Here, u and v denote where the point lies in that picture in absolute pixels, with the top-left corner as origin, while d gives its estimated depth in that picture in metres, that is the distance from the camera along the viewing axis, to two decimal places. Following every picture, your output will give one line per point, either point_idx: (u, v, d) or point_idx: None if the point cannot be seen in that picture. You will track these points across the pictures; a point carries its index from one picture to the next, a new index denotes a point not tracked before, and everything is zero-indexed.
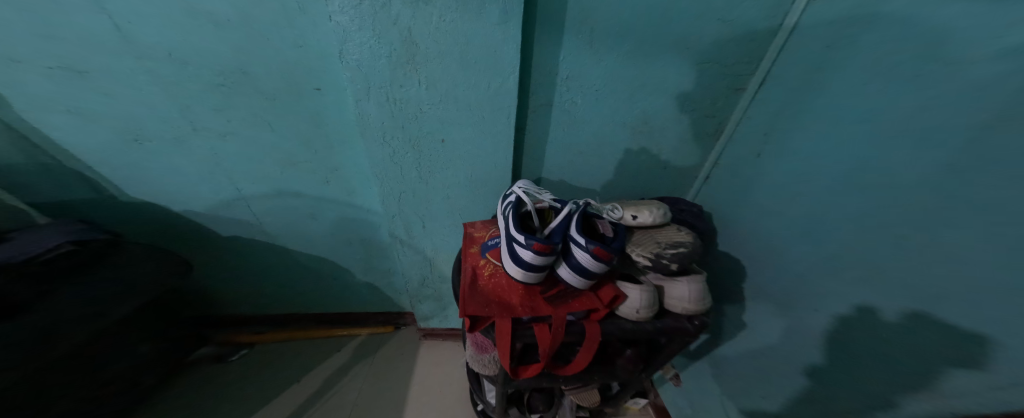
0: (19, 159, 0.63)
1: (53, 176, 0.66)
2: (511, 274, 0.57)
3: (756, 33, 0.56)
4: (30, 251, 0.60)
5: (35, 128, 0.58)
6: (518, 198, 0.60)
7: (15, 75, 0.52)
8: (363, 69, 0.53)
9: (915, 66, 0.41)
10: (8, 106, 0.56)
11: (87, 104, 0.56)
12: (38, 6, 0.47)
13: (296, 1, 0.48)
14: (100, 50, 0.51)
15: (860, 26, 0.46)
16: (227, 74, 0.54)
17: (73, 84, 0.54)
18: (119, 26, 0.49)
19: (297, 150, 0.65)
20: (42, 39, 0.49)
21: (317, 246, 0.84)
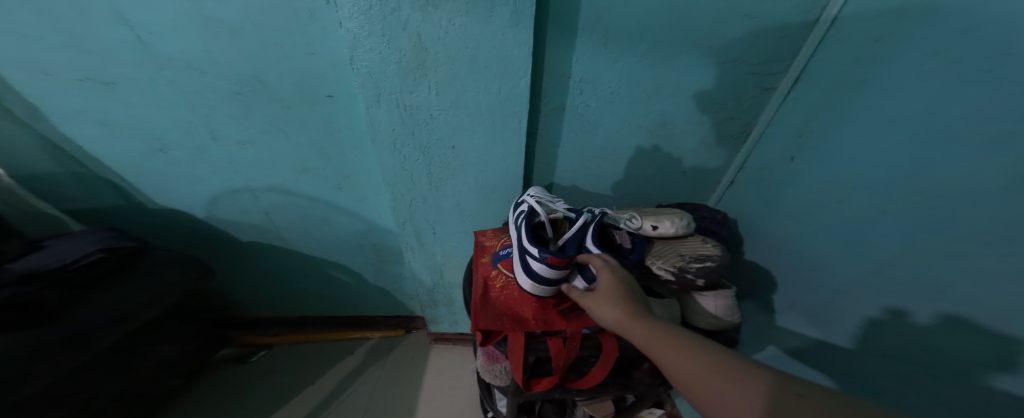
0: (51, 167, 0.64)
1: (83, 183, 0.67)
2: (523, 286, 0.56)
3: (787, 30, 0.52)
4: (63, 258, 0.62)
5: (66, 137, 0.60)
6: (531, 208, 0.58)
7: (44, 87, 0.54)
8: (374, 76, 0.52)
9: (977, 63, 0.36)
10: (38, 118, 0.57)
11: (112, 114, 0.57)
12: (63, 20, 0.48)
13: (307, 8, 0.48)
14: (122, 62, 0.52)
15: (910, 19, 0.42)
16: (242, 83, 0.55)
17: (98, 96, 0.55)
18: (140, 38, 0.50)
19: (311, 157, 0.65)
20: (68, 53, 0.50)
21: (329, 250, 0.84)
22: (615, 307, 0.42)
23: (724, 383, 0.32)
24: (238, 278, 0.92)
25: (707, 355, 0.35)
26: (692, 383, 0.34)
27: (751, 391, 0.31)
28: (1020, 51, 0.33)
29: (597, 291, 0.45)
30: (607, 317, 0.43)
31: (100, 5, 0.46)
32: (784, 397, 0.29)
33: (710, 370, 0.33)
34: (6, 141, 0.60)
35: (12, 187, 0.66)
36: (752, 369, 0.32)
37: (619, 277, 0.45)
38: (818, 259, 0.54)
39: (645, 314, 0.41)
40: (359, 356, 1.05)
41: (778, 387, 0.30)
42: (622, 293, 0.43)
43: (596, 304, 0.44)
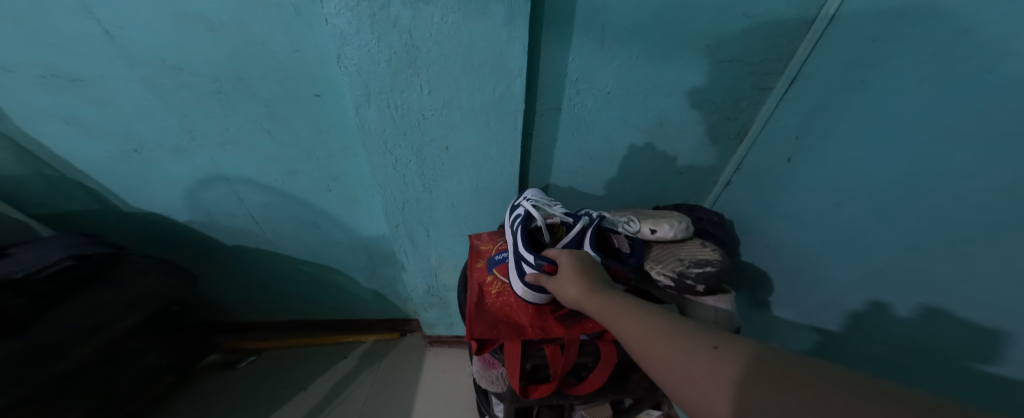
0: (18, 169, 0.61)
1: (55, 186, 0.64)
2: (520, 293, 0.55)
3: (785, 28, 0.51)
4: (30, 265, 0.56)
5: (31, 138, 0.56)
6: (528, 212, 0.56)
7: (8, 85, 0.51)
8: (363, 74, 0.50)
9: (978, 65, 0.36)
10: (4, 118, 0.54)
11: (82, 114, 0.54)
12: (25, 14, 0.45)
13: (291, 3, 0.46)
14: (93, 59, 0.49)
15: (909, 20, 0.41)
16: (223, 80, 0.52)
17: (66, 94, 0.52)
18: (109, 32, 0.47)
19: (298, 158, 0.63)
20: (33, 48, 0.47)
21: (320, 254, 0.82)
22: (572, 284, 0.43)
23: (662, 343, 0.32)
24: (224, 283, 0.88)
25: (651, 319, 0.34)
26: (635, 347, 0.34)
27: (686, 349, 0.30)
28: (1021, 52, 0.33)
29: (558, 275, 0.46)
30: (566, 296, 0.44)
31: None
32: (716, 353, 0.28)
33: (650, 332, 0.33)
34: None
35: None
36: (693, 332, 0.31)
37: (577, 257, 0.46)
38: (817, 262, 0.54)
39: (600, 287, 0.41)
40: (352, 360, 1.02)
41: (711, 343, 0.29)
42: (580, 271, 0.44)
43: (558, 286, 0.45)
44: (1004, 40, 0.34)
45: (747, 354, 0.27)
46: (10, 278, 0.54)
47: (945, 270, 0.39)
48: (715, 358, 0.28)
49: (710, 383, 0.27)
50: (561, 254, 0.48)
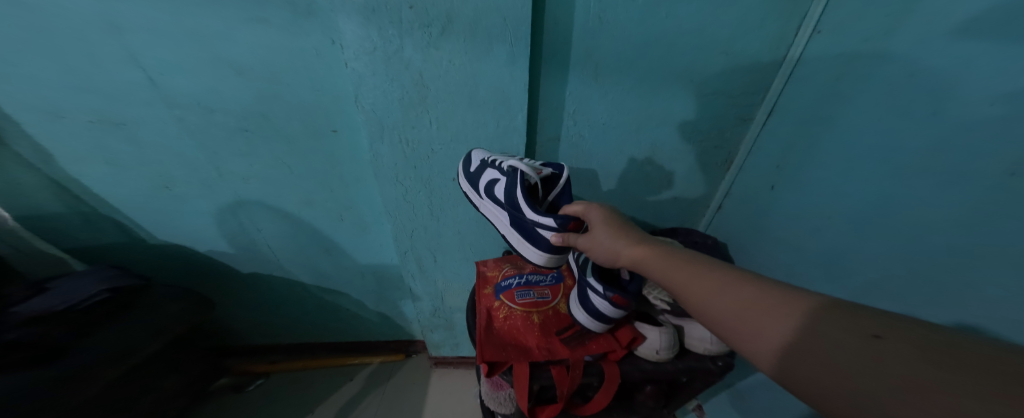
0: (56, 206, 0.64)
1: (88, 222, 0.68)
2: (537, 260, 0.57)
3: (760, 65, 0.58)
4: (70, 299, 0.59)
5: (71, 176, 0.60)
6: (513, 171, 0.54)
7: (56, 129, 0.55)
8: (377, 112, 0.54)
9: (928, 105, 0.40)
10: (50, 160, 0.58)
11: (121, 154, 0.58)
12: (79, 67, 0.50)
13: (314, 47, 0.51)
14: (135, 103, 0.53)
15: (868, 62, 0.47)
16: (250, 119, 0.57)
17: (109, 136, 0.56)
18: (152, 78, 0.51)
19: (314, 190, 0.66)
20: (82, 95, 0.52)
21: (330, 279, 0.85)
22: (619, 241, 0.44)
23: (762, 315, 0.29)
24: (239, 310, 0.91)
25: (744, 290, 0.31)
26: (717, 313, 0.32)
27: (798, 325, 0.27)
28: (959, 95, 0.37)
29: (593, 231, 0.47)
30: (608, 252, 0.45)
31: (117, 50, 0.49)
32: (857, 337, 0.24)
33: (746, 302, 0.30)
34: (12, 182, 0.60)
35: (15, 227, 0.65)
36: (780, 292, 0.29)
37: (614, 214, 0.47)
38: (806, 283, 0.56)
39: (655, 247, 0.41)
40: (358, 383, 1.02)
41: (850, 326, 0.25)
42: (624, 229, 0.45)
43: (592, 241, 0.46)
44: (947, 82, 0.38)
45: (911, 341, 0.22)
46: (52, 312, 0.56)
47: (921, 295, 0.41)
48: (857, 344, 0.23)
49: (837, 359, 0.24)
50: (587, 209, 0.49)
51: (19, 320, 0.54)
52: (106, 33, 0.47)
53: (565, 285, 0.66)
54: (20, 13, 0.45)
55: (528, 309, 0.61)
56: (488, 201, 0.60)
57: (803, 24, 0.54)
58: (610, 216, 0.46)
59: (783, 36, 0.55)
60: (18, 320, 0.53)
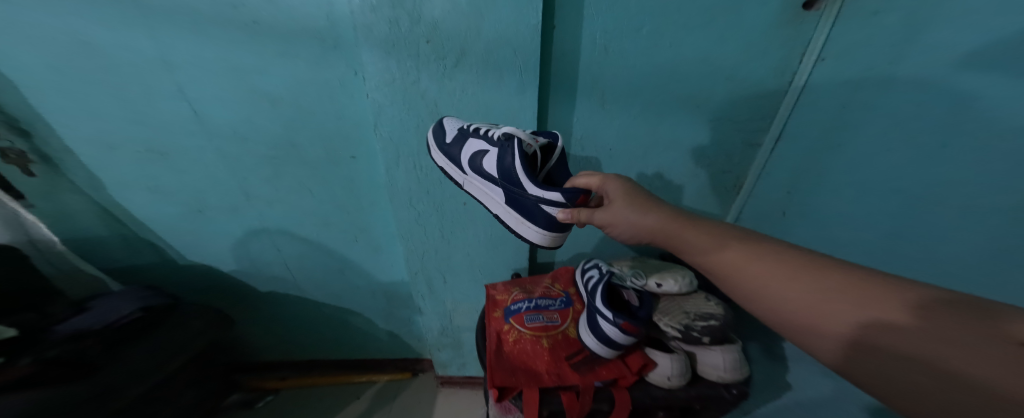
0: (100, 229, 0.68)
1: (129, 244, 0.71)
2: (538, 239, 0.55)
3: (765, 89, 0.60)
4: (106, 318, 0.61)
5: (118, 203, 0.65)
6: (510, 141, 0.51)
7: (108, 159, 0.60)
8: (394, 140, 0.58)
9: (942, 135, 0.42)
10: (102, 188, 0.63)
11: (162, 181, 0.63)
12: (133, 102, 0.54)
13: (338, 78, 0.54)
14: (179, 134, 0.58)
15: (877, 89, 0.49)
16: (278, 148, 0.61)
17: (154, 165, 0.61)
18: (197, 111, 0.56)
19: (332, 213, 0.69)
20: (134, 128, 0.57)
21: (342, 297, 0.86)
22: (651, 214, 0.43)
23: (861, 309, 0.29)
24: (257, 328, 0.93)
25: (816, 275, 0.32)
26: (800, 308, 0.32)
27: (887, 317, 0.28)
28: (973, 125, 0.39)
29: (612, 202, 0.46)
30: (640, 228, 0.44)
31: (168, 86, 0.54)
32: (993, 347, 0.23)
33: (822, 289, 0.31)
34: (62, 208, 0.64)
35: (62, 249, 0.67)
36: (873, 285, 0.29)
37: (630, 184, 0.47)
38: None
39: (696, 223, 0.41)
40: (364, 401, 1.02)
41: (983, 337, 0.24)
42: (659, 203, 0.44)
43: (618, 216, 0.45)
44: (956, 111, 0.40)
45: None
46: (90, 329, 0.59)
47: None
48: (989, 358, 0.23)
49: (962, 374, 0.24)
50: (605, 182, 0.49)
51: (61, 337, 0.56)
52: (160, 71, 0.52)
53: (574, 309, 0.66)
54: (90, 57, 0.50)
55: (537, 333, 0.62)
56: (482, 178, 0.57)
57: (806, 52, 0.56)
58: (627, 187, 0.47)
59: (788, 63, 0.57)
60: (60, 339, 0.56)
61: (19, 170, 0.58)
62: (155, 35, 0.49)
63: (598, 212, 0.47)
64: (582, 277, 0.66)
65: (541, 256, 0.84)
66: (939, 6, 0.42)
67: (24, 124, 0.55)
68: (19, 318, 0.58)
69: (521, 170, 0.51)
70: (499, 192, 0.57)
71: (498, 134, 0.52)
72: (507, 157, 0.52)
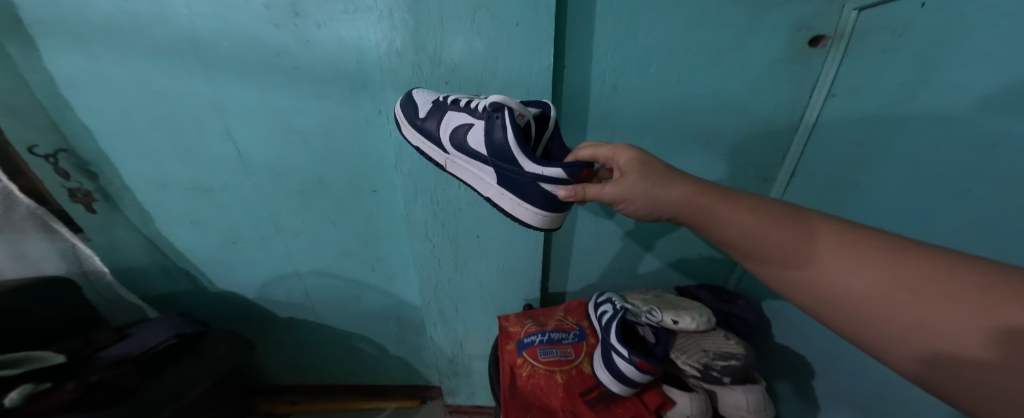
0: (144, 260, 0.72)
1: (167, 272, 0.75)
2: (533, 220, 0.54)
3: (777, 125, 0.66)
4: (145, 344, 0.62)
5: (164, 236, 0.70)
6: (499, 112, 0.50)
7: (158, 195, 0.65)
8: (413, 176, 0.61)
9: (966, 171, 0.44)
10: (151, 222, 0.68)
11: (203, 214, 0.67)
12: (186, 143, 0.60)
13: (364, 117, 0.59)
14: (223, 171, 0.63)
15: (889, 127, 0.53)
16: (307, 183, 0.65)
17: (197, 201, 0.66)
18: (240, 151, 0.61)
19: (351, 243, 0.72)
20: (184, 167, 0.62)
21: (355, 323, 0.87)
22: (678, 189, 0.43)
23: (922, 292, 0.29)
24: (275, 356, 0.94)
25: (869, 251, 0.32)
26: (849, 281, 0.32)
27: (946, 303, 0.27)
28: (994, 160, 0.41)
29: (628, 174, 0.45)
30: (660, 203, 0.44)
31: (218, 129, 0.59)
32: None
33: (873, 266, 0.31)
34: (113, 241, 0.69)
35: (110, 279, 0.70)
36: (937, 268, 0.29)
37: (647, 156, 0.46)
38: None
39: (727, 197, 0.41)
40: None
41: None
42: (679, 174, 0.44)
43: (636, 189, 0.44)
44: (979, 146, 0.43)
45: None
46: (129, 355, 0.60)
47: None
48: None
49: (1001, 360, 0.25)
50: (621, 154, 0.48)
51: (105, 363, 0.58)
52: (213, 115, 0.58)
53: (588, 343, 0.66)
54: (157, 103, 0.57)
55: (552, 367, 0.62)
56: (469, 156, 0.55)
57: (817, 87, 0.62)
58: (647, 160, 0.46)
59: (799, 99, 0.63)
60: (103, 365, 0.58)
61: (83, 207, 0.64)
62: (211, 81, 0.55)
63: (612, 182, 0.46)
64: (596, 312, 0.68)
65: (551, 285, 0.85)
66: (945, 50, 0.46)
67: (92, 167, 0.61)
68: (65, 345, 0.61)
69: (514, 144, 0.50)
70: (489, 172, 0.55)
71: (485, 105, 0.51)
72: (499, 128, 0.51)
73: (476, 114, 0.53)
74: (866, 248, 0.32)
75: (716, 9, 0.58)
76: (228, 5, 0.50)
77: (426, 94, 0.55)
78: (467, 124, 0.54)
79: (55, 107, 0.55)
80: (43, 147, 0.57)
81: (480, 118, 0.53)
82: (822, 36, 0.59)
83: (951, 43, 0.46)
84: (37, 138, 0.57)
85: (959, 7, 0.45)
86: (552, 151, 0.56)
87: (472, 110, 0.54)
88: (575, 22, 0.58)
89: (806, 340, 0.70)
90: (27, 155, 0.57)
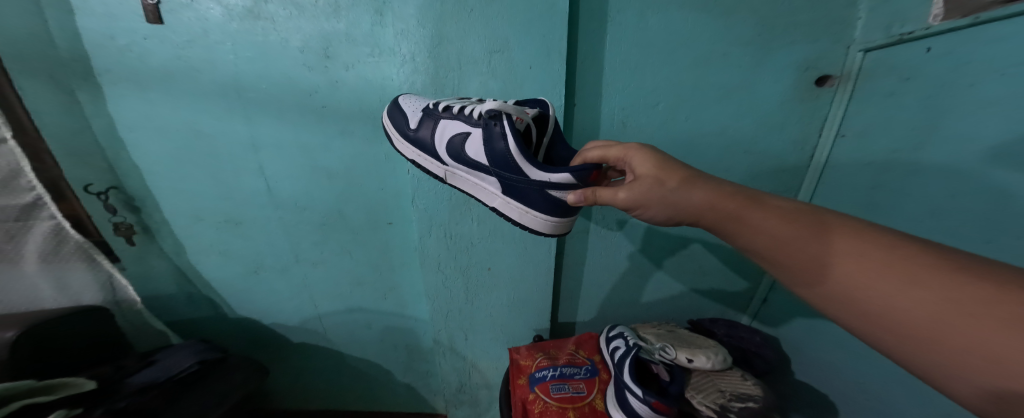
0: (172, 289, 0.74)
1: (191, 300, 0.76)
2: (541, 227, 0.53)
3: (788, 163, 0.69)
4: (170, 371, 0.63)
5: (194, 267, 0.72)
6: (496, 119, 0.49)
7: (191, 228, 0.69)
8: (428, 211, 0.64)
9: (988, 220, 0.45)
10: (184, 254, 0.71)
11: (230, 245, 0.71)
12: (223, 179, 0.64)
13: (385, 154, 0.63)
14: (253, 206, 0.67)
15: (901, 174, 0.55)
16: (328, 215, 0.68)
17: (226, 232, 0.69)
18: (270, 186, 0.65)
19: (366, 272, 0.74)
20: (217, 202, 0.66)
21: (365, 349, 0.87)
22: (694, 193, 0.41)
23: (981, 315, 0.24)
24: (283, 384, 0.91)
25: (916, 265, 0.28)
26: (887, 299, 0.29)
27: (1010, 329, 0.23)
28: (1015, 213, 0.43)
29: (639, 179, 0.44)
30: (676, 208, 0.42)
31: (252, 166, 0.63)
32: None
33: (914, 282, 0.28)
34: (146, 271, 0.72)
35: (140, 306, 0.72)
36: (1004, 289, 0.25)
37: (660, 157, 0.44)
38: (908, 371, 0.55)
39: (752, 202, 0.38)
40: None
41: None
42: (696, 177, 0.41)
43: (650, 195, 0.43)
44: (993, 198, 0.45)
45: None
46: (154, 382, 0.60)
47: None
48: None
49: None
50: (632, 154, 0.46)
51: (132, 389, 0.59)
52: (249, 153, 0.62)
53: (600, 379, 0.65)
54: (202, 144, 0.62)
55: (564, 404, 0.60)
56: (468, 166, 0.54)
57: (827, 126, 0.66)
58: (660, 162, 0.43)
59: (807, 140, 0.68)
60: (131, 390, 0.58)
61: (124, 240, 0.68)
62: (249, 121, 0.60)
63: (623, 186, 0.44)
64: (607, 347, 0.67)
65: (562, 315, 0.84)
66: (953, 101, 0.49)
67: (137, 203, 0.65)
68: (95, 372, 0.61)
69: (515, 150, 0.49)
70: (492, 181, 0.54)
71: (481, 112, 0.50)
72: (497, 135, 0.50)
73: (472, 121, 0.52)
74: (914, 261, 0.29)
75: (722, 51, 0.63)
76: (267, 52, 0.56)
77: (415, 104, 0.56)
78: (462, 132, 0.53)
79: (113, 149, 0.61)
80: (97, 186, 0.62)
81: (477, 125, 0.52)
82: (829, 75, 0.64)
83: (958, 88, 0.48)
84: (92, 177, 0.62)
85: (962, 61, 0.48)
86: (554, 151, 0.55)
87: (466, 117, 0.53)
88: (587, 66, 0.62)
89: (835, 379, 0.66)
90: (83, 193, 0.63)
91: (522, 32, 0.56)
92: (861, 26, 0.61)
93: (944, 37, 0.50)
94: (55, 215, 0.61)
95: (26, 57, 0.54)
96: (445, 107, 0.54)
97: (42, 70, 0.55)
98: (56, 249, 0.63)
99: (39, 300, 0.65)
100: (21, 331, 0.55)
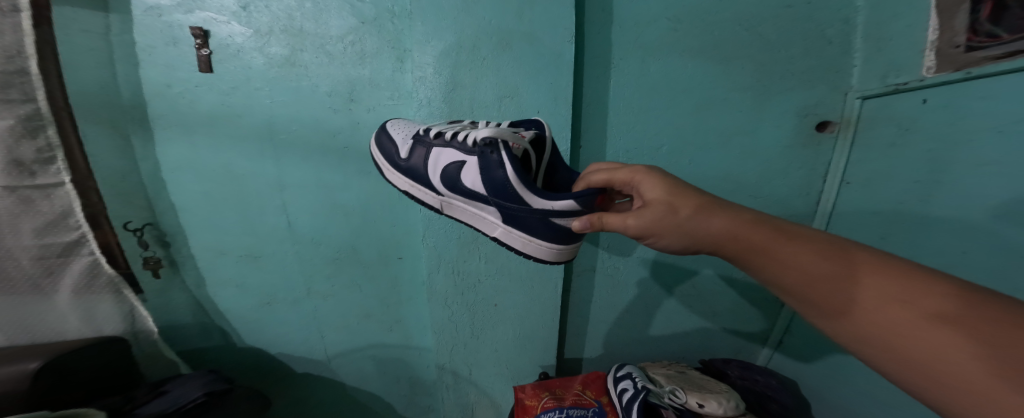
0: (187, 319, 0.76)
1: (204, 330, 0.78)
2: (546, 254, 0.52)
3: (794, 206, 0.70)
4: (178, 403, 0.62)
5: (212, 298, 0.75)
6: (492, 146, 0.50)
7: (214, 261, 0.72)
8: (438, 247, 0.66)
9: (1005, 273, 0.45)
10: (203, 287, 0.74)
11: (248, 278, 0.73)
12: (247, 213, 0.68)
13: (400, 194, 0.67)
14: (273, 239, 0.70)
15: (907, 224, 0.55)
16: (341, 250, 0.71)
17: (244, 265, 0.72)
18: (291, 222, 0.69)
19: (374, 305, 0.76)
20: (240, 236, 0.70)
21: (368, 382, 0.86)
22: (711, 221, 0.40)
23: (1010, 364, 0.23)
24: None
25: (937, 304, 0.27)
26: (909, 337, 0.27)
27: None
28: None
29: (651, 205, 0.43)
30: (691, 236, 0.41)
31: (276, 201, 0.67)
32: None
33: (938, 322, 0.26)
34: (166, 302, 0.75)
35: (156, 338, 0.72)
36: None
37: (671, 183, 0.43)
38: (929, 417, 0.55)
39: (771, 231, 0.38)
40: None
41: None
42: (711, 205, 0.41)
43: (663, 222, 0.42)
44: (1005, 251, 0.45)
45: None
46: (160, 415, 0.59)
47: None
48: None
49: None
50: (641, 177, 0.46)
51: None
52: (274, 189, 0.66)
53: None
54: (233, 184, 0.66)
55: None
56: (465, 195, 0.54)
57: (830, 172, 0.67)
58: (671, 188, 0.43)
59: (811, 185, 0.69)
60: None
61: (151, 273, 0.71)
62: (278, 161, 0.65)
63: (635, 213, 0.44)
64: (615, 389, 0.66)
65: (568, 351, 0.81)
66: (954, 156, 0.50)
67: (168, 238, 0.69)
68: (106, 403, 0.62)
69: (513, 177, 0.48)
70: (491, 210, 0.53)
71: (477, 140, 0.51)
72: (496, 163, 0.50)
73: (467, 149, 0.53)
74: (936, 298, 0.27)
75: (723, 96, 0.66)
76: (300, 96, 0.61)
77: (404, 132, 0.57)
78: (456, 161, 0.54)
79: (154, 188, 0.66)
80: (135, 223, 0.67)
81: (472, 152, 0.52)
82: (829, 122, 0.66)
83: (956, 142, 0.50)
84: (132, 215, 0.67)
85: (958, 115, 0.50)
86: (556, 173, 0.55)
87: (460, 145, 0.54)
88: (593, 110, 0.65)
89: None
90: (121, 230, 0.67)
91: (531, 81, 0.60)
92: (856, 76, 0.64)
93: (939, 88, 0.52)
94: (93, 251, 0.64)
95: (94, 107, 0.61)
96: (436, 134, 0.55)
97: (106, 118, 0.61)
98: (90, 281, 0.65)
99: (62, 331, 0.66)
100: (45, 362, 0.56)
